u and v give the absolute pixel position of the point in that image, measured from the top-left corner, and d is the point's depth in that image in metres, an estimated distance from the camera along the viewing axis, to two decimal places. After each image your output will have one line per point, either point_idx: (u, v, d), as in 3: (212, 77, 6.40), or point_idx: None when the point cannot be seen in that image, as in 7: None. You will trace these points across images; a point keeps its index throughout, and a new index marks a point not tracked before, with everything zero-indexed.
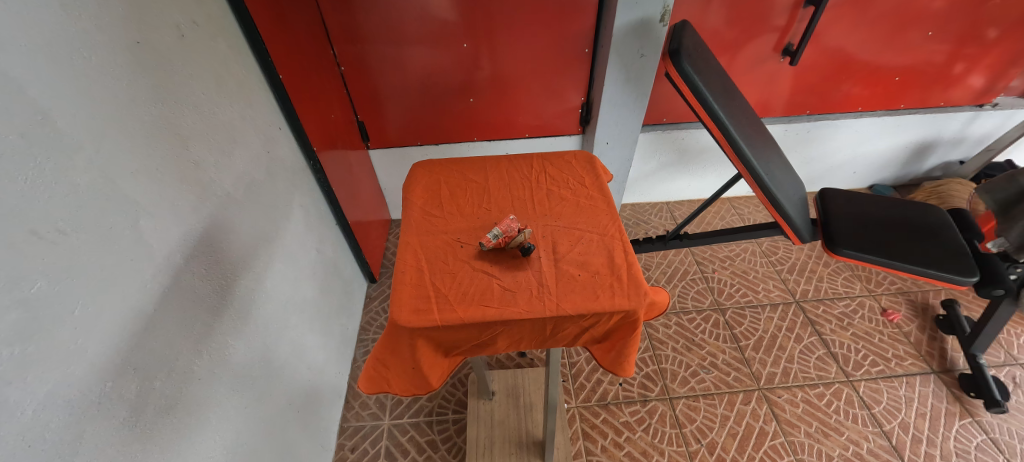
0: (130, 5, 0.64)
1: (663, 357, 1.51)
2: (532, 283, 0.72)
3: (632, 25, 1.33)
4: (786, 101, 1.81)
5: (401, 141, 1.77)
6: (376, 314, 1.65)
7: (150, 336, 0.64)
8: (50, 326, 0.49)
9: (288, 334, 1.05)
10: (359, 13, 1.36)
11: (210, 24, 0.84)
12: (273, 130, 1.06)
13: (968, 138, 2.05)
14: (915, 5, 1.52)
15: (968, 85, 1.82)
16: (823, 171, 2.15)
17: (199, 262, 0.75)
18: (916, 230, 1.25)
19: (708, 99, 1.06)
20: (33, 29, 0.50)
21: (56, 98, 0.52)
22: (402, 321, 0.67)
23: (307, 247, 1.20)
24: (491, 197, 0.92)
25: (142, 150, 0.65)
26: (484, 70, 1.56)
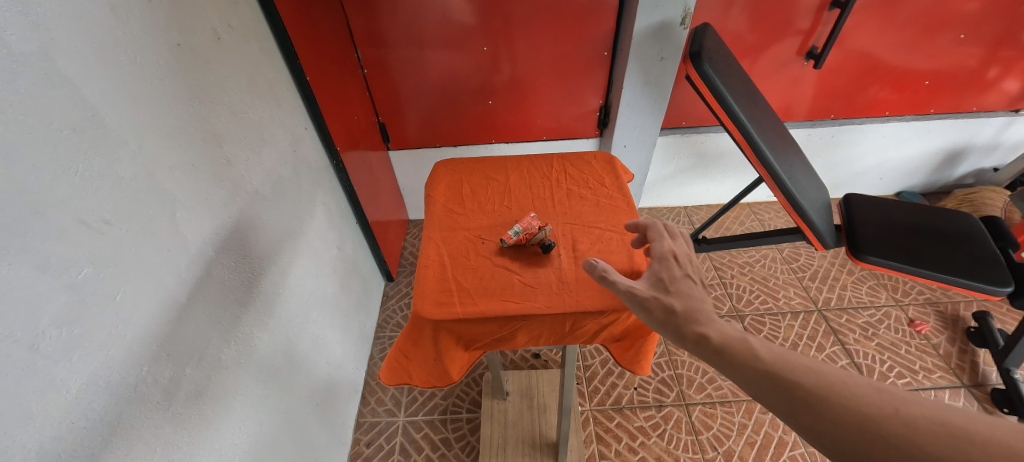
0: (172, 9, 0.68)
1: (679, 363, 1.49)
2: (552, 279, 0.73)
3: (652, 28, 1.33)
4: (809, 106, 1.78)
5: (420, 142, 1.80)
6: (393, 312, 1.68)
7: (182, 324, 0.66)
8: (94, 310, 0.52)
9: (309, 328, 1.08)
10: (382, 17, 1.39)
11: (244, 27, 0.87)
12: (300, 130, 1.09)
13: (1002, 145, 1.98)
14: (946, 7, 1.48)
15: (1004, 90, 1.76)
16: (848, 177, 2.09)
17: (229, 255, 0.78)
18: (946, 238, 1.21)
19: (729, 102, 1.05)
20: (85, 31, 0.53)
21: (104, 98, 0.55)
22: (425, 313, 0.68)
23: (329, 244, 1.23)
24: (512, 195, 0.93)
25: (180, 146, 0.68)
26: (503, 73, 1.58)
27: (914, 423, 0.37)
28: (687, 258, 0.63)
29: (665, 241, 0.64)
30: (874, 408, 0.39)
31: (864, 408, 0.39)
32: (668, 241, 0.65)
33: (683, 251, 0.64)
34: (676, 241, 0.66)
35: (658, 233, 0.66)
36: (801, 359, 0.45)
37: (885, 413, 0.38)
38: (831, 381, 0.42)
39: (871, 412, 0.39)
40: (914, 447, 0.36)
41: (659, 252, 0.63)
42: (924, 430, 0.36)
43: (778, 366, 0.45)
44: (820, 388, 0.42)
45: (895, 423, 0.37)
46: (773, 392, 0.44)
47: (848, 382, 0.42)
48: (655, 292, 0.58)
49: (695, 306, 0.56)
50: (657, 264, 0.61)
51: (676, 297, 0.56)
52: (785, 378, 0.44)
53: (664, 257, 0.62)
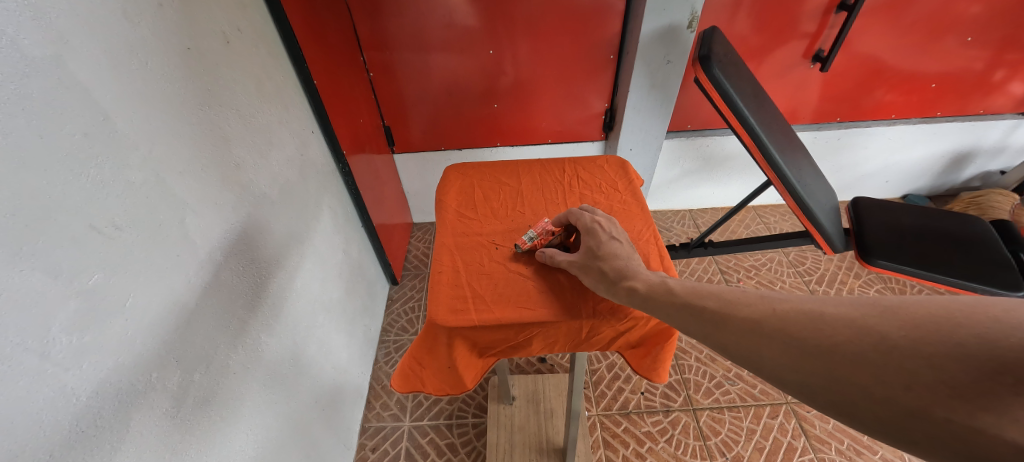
0: (182, 13, 0.68)
1: (686, 367, 1.48)
2: (568, 286, 0.72)
3: (659, 31, 1.32)
4: (815, 109, 1.77)
5: (425, 145, 1.80)
6: (397, 315, 1.68)
7: (191, 330, 0.66)
8: (104, 316, 0.52)
9: (315, 332, 1.07)
10: (388, 21, 1.39)
11: (252, 31, 0.87)
12: (307, 133, 1.09)
13: (1009, 148, 1.97)
14: (953, 10, 1.48)
15: (1011, 93, 1.75)
16: (855, 180, 2.09)
17: (237, 259, 0.77)
18: (957, 242, 1.20)
19: (738, 105, 1.04)
20: (96, 35, 0.53)
21: (116, 102, 0.55)
22: (440, 320, 0.68)
23: (335, 247, 1.23)
24: (525, 200, 0.92)
25: (189, 150, 0.68)
26: (508, 76, 1.58)
27: (859, 314, 0.39)
28: (609, 227, 0.72)
29: (583, 217, 0.74)
30: (825, 315, 0.41)
31: (815, 320, 0.42)
32: (586, 217, 0.74)
33: (603, 223, 0.72)
34: (596, 214, 0.75)
35: (575, 214, 0.76)
36: (758, 303, 0.49)
37: (833, 316, 0.41)
38: (786, 310, 0.45)
39: (823, 320, 0.41)
40: (863, 336, 0.38)
41: (585, 224, 0.73)
42: (870, 317, 0.38)
43: (738, 316, 0.49)
44: (778, 320, 0.45)
45: (842, 323, 0.40)
46: (743, 341, 0.47)
47: (800, 303, 0.45)
48: (591, 268, 0.67)
49: (652, 280, 0.61)
50: (586, 243, 0.70)
51: (609, 269, 0.65)
52: (747, 323, 0.47)
53: (590, 228, 0.72)
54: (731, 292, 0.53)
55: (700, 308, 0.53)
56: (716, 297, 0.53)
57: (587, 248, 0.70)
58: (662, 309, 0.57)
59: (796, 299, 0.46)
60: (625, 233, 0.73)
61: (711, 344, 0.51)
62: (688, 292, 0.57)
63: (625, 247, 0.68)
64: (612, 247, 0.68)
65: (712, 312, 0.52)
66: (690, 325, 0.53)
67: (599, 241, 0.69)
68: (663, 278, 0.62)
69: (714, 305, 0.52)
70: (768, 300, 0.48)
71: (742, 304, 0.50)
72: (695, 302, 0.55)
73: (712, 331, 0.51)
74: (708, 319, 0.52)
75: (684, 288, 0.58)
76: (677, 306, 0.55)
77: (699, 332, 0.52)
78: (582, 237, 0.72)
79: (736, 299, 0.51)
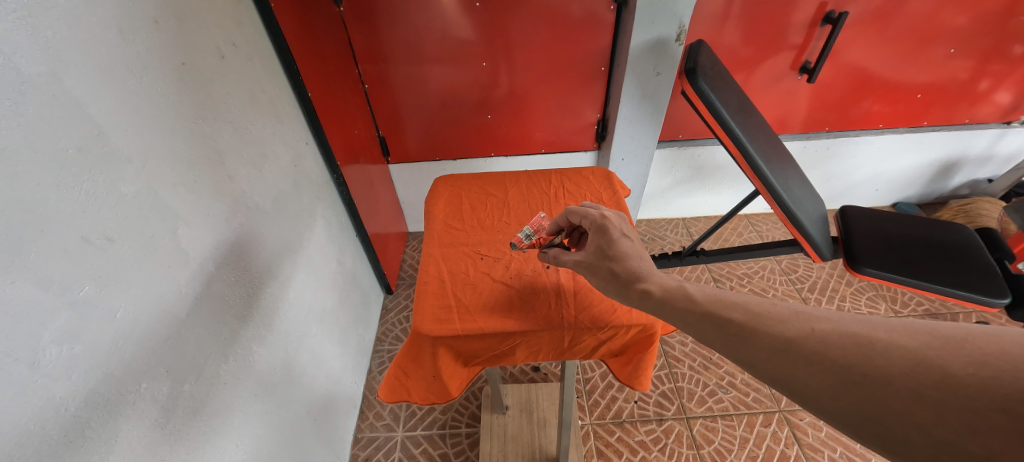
0: (178, 30, 0.69)
1: (679, 375, 1.49)
2: (551, 295, 0.74)
3: (648, 44, 1.35)
4: (804, 118, 1.80)
5: (420, 155, 1.82)
6: (391, 325, 1.68)
7: (182, 340, 0.66)
8: (95, 326, 0.53)
9: (308, 342, 1.07)
10: (383, 34, 1.42)
11: (247, 46, 0.89)
12: (301, 145, 1.11)
13: (995, 156, 2.00)
14: (936, 23, 1.51)
15: (996, 102, 1.78)
16: (844, 188, 2.11)
17: (229, 270, 0.78)
18: (943, 250, 1.22)
19: (724, 116, 1.07)
20: (93, 53, 0.54)
21: (110, 117, 0.56)
22: (425, 329, 0.69)
23: (328, 257, 1.24)
24: (511, 211, 0.94)
25: (183, 163, 0.69)
26: (502, 88, 1.60)
27: (919, 346, 0.36)
28: (619, 224, 0.69)
29: (591, 214, 0.69)
30: (876, 343, 0.38)
31: (864, 346, 0.38)
32: (595, 215, 0.69)
33: (613, 220, 0.68)
34: (603, 210, 0.71)
35: (582, 211, 0.71)
36: (793, 319, 0.45)
37: (888, 344, 0.37)
38: (827, 331, 0.42)
39: (875, 348, 0.38)
40: (925, 371, 0.34)
41: (595, 221, 0.69)
42: (931, 350, 0.35)
43: (769, 332, 0.45)
44: (817, 341, 0.41)
45: (899, 353, 0.36)
46: (774, 359, 0.43)
47: (844, 324, 0.41)
48: (600, 270, 0.64)
49: (669, 285, 0.58)
50: (596, 243, 0.67)
51: (621, 272, 0.62)
52: (780, 340, 0.43)
53: (601, 226, 0.68)
54: (759, 303, 0.49)
55: (725, 319, 0.49)
56: (744, 309, 0.49)
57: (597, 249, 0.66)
58: (683, 317, 0.53)
59: (839, 318, 0.42)
60: (633, 231, 0.70)
61: (733, 358, 0.47)
62: (711, 302, 0.53)
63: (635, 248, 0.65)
64: (623, 248, 0.64)
65: (739, 324, 0.48)
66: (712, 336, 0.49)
67: (610, 241, 0.65)
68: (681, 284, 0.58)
69: (741, 317, 0.48)
70: (803, 317, 0.44)
71: (773, 320, 0.46)
72: (719, 312, 0.51)
73: (737, 345, 0.47)
74: (733, 331, 0.48)
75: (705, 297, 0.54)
76: (698, 316, 0.52)
77: (722, 345, 0.48)
78: (591, 235, 0.68)
79: (766, 313, 0.47)
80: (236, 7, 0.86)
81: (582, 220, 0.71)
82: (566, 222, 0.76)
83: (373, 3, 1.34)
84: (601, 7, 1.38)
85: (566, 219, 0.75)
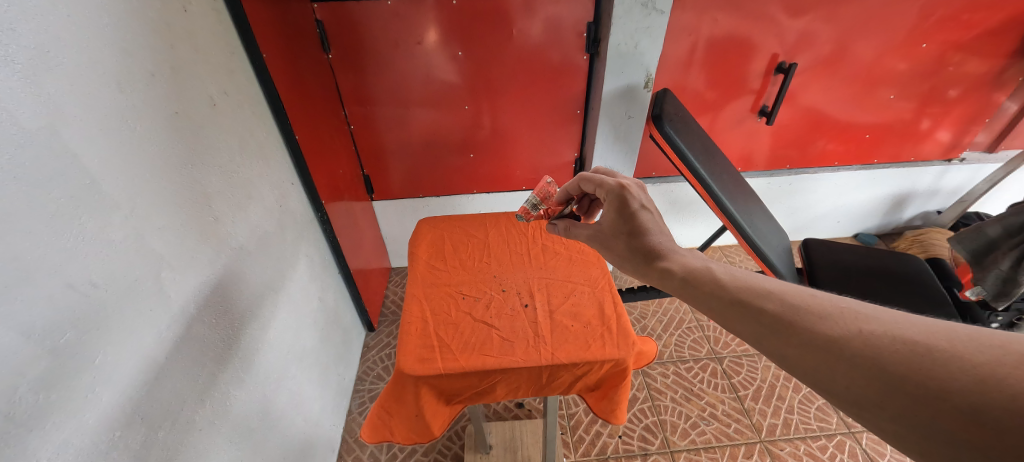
0: (173, 81, 0.73)
1: (662, 408, 1.50)
2: (530, 334, 0.77)
3: (619, 91, 1.46)
4: (767, 156, 1.94)
5: (405, 192, 1.86)
6: (373, 363, 1.65)
7: (159, 386, 0.66)
8: (72, 374, 0.53)
9: (287, 384, 1.05)
10: (370, 79, 1.49)
11: (238, 93, 0.93)
12: (286, 185, 1.13)
13: (942, 190, 2.16)
14: (876, 72, 1.68)
15: (937, 140, 1.95)
16: (808, 221, 2.24)
17: (210, 312, 0.78)
18: (898, 279, 1.30)
19: (690, 159, 1.16)
20: (91, 106, 0.57)
21: (104, 166, 0.58)
22: (408, 368, 0.71)
23: (310, 295, 1.23)
24: (491, 251, 1.00)
25: (170, 208, 0.70)
26: (484, 128, 1.68)
27: (983, 361, 0.38)
28: (638, 196, 0.80)
29: (610, 184, 0.80)
30: (937, 357, 0.40)
31: (920, 355, 0.41)
32: (613, 184, 0.81)
33: (630, 190, 0.80)
34: (623, 181, 0.82)
35: (600, 179, 0.83)
36: (837, 316, 0.48)
37: (947, 356, 0.40)
38: (878, 335, 0.45)
39: (936, 361, 0.40)
40: (990, 389, 0.36)
41: (616, 193, 0.80)
42: (996, 366, 0.37)
43: (811, 328, 0.48)
44: (865, 343, 0.44)
45: (959, 367, 0.39)
46: (817, 356, 0.46)
47: (896, 329, 0.44)
48: (616, 244, 0.77)
49: (689, 265, 0.67)
50: (616, 212, 0.78)
51: (643, 250, 0.73)
52: (824, 337, 0.47)
53: (621, 198, 0.79)
54: (795, 295, 0.53)
55: (760, 308, 0.54)
56: (779, 299, 0.53)
57: (618, 219, 0.78)
58: (709, 299, 0.60)
59: (890, 321, 0.45)
60: (650, 201, 0.80)
61: (769, 350, 0.51)
62: (743, 289, 0.57)
63: (653, 220, 0.76)
64: (642, 220, 0.76)
65: (774, 315, 0.52)
66: (745, 323, 0.54)
67: (630, 213, 0.77)
68: (705, 267, 0.65)
69: (777, 309, 0.52)
70: (848, 316, 0.48)
71: (813, 316, 0.50)
72: (752, 300, 0.55)
73: (775, 338, 0.51)
74: (769, 322, 0.52)
75: (735, 283, 0.59)
76: (724, 300, 0.58)
77: (755, 333, 0.52)
78: (610, 203, 0.80)
79: (805, 307, 0.51)
80: (229, 58, 0.90)
81: (598, 187, 0.83)
82: (579, 189, 0.90)
83: (361, 51, 1.42)
84: (576, 56, 1.49)
85: (581, 185, 0.88)
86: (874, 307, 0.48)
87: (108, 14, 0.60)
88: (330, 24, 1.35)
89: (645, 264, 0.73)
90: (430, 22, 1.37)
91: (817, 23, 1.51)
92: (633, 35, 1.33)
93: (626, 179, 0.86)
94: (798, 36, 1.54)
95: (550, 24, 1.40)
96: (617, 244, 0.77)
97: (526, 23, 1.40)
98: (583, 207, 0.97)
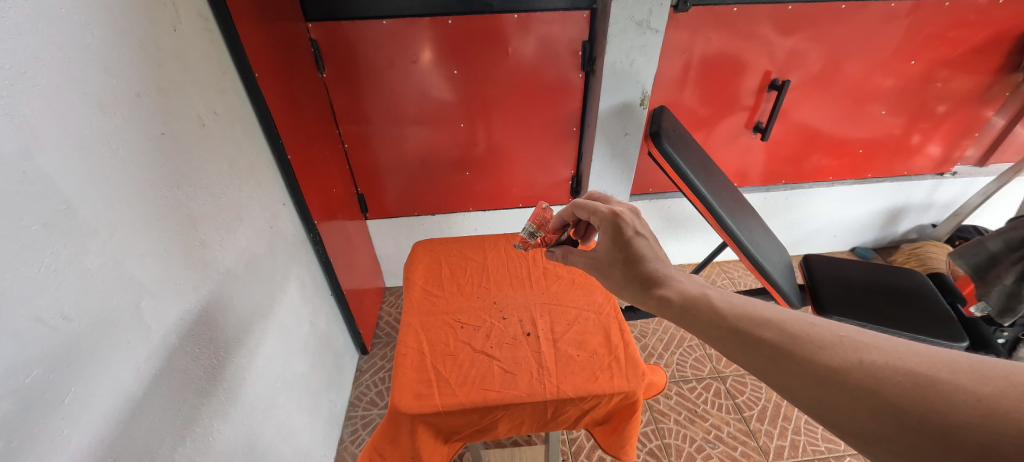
0: (160, 102, 0.71)
1: (666, 431, 1.45)
2: (533, 365, 0.80)
3: (615, 109, 1.47)
4: (762, 171, 1.95)
5: (399, 210, 1.83)
6: (366, 388, 1.60)
7: (136, 424, 0.61)
8: (36, 416, 0.48)
9: (275, 415, 1.00)
10: (365, 98, 1.48)
11: (229, 113, 0.91)
12: (278, 206, 1.10)
13: (935, 204, 2.17)
14: (866, 88, 1.70)
15: (928, 154, 1.97)
16: (804, 236, 2.24)
17: (194, 342, 0.74)
18: (901, 295, 1.29)
19: (688, 176, 1.16)
20: (71, 130, 0.54)
21: (81, 191, 0.55)
22: (404, 406, 0.73)
23: (301, 319, 1.19)
24: (490, 275, 1.04)
25: (153, 233, 0.67)
26: (480, 146, 1.67)
27: (987, 394, 0.36)
28: (631, 221, 0.77)
29: (602, 211, 0.78)
30: (940, 389, 0.38)
31: (922, 387, 0.38)
32: (605, 211, 0.79)
33: (624, 217, 0.77)
34: (615, 207, 0.80)
35: (592, 206, 0.81)
36: (836, 344, 0.45)
37: (951, 388, 0.37)
38: (879, 365, 0.42)
39: (940, 394, 0.38)
40: (996, 424, 0.34)
41: (609, 219, 0.77)
42: (1003, 400, 0.35)
43: (811, 357, 0.46)
44: (865, 374, 0.42)
45: (963, 400, 0.36)
46: (817, 388, 0.44)
47: (898, 359, 0.41)
48: (614, 272, 0.75)
49: (687, 292, 0.65)
50: (611, 239, 0.76)
51: (641, 278, 0.71)
52: (824, 369, 0.44)
53: (615, 225, 0.77)
54: (794, 323, 0.50)
55: (757, 337, 0.51)
56: (778, 328, 0.50)
57: (614, 246, 0.76)
58: (709, 329, 0.57)
59: (890, 351, 0.42)
60: (645, 226, 0.79)
61: (768, 380, 0.49)
62: (740, 317, 0.55)
63: (649, 246, 0.74)
64: (638, 247, 0.74)
65: (774, 344, 0.49)
66: (743, 353, 0.51)
67: (625, 240, 0.75)
68: (703, 293, 0.63)
69: (776, 338, 0.50)
70: (848, 344, 0.45)
71: (812, 344, 0.47)
72: (750, 329, 0.52)
73: (774, 368, 0.48)
74: (768, 352, 0.49)
75: (733, 311, 0.57)
76: (723, 330, 0.55)
77: (755, 364, 0.50)
78: (604, 230, 0.78)
79: (804, 335, 0.48)
80: (220, 78, 0.89)
81: (592, 214, 0.81)
82: (572, 216, 0.89)
83: (356, 70, 1.42)
84: (571, 74, 1.50)
85: (575, 211, 0.86)
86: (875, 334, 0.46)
87: (92, 34, 0.58)
88: (325, 44, 1.35)
89: (644, 292, 0.71)
90: (424, 41, 1.37)
91: (806, 42, 1.54)
92: (628, 54, 1.34)
93: (619, 204, 0.84)
94: (789, 54, 1.57)
95: (545, 43, 1.41)
96: (615, 272, 0.75)
97: (520, 42, 1.40)
98: (580, 231, 0.90)
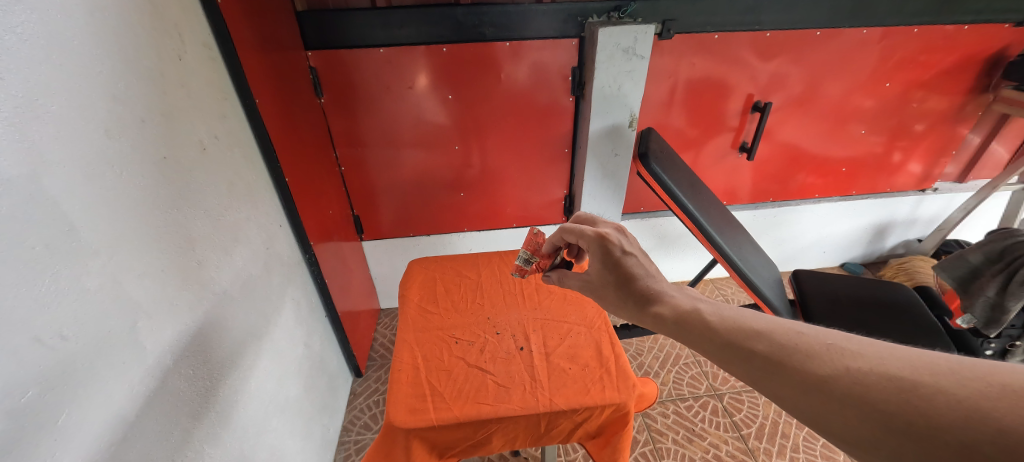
0: (163, 127, 0.73)
1: (664, 451, 1.43)
2: (526, 379, 0.81)
3: (605, 130, 1.52)
4: (751, 189, 2.00)
5: (395, 232, 1.85)
6: (360, 411, 1.57)
7: (128, 446, 0.61)
8: (29, 437, 0.48)
9: (267, 439, 0.99)
10: (362, 122, 1.52)
11: (228, 137, 0.93)
12: (274, 228, 1.11)
13: (919, 219, 2.23)
14: (846, 109, 1.77)
15: (910, 172, 2.04)
16: (794, 252, 2.28)
17: (187, 363, 0.74)
18: (888, 307, 1.31)
19: (677, 194, 1.20)
20: (80, 153, 0.57)
21: (88, 213, 0.57)
22: (399, 421, 0.73)
23: (295, 341, 1.19)
24: (484, 292, 1.05)
25: (151, 254, 0.68)
26: (473, 167, 1.70)
27: (966, 395, 0.37)
28: (619, 241, 0.80)
29: (589, 234, 0.81)
30: (921, 392, 0.39)
31: (905, 391, 0.40)
32: (592, 233, 0.81)
33: (610, 237, 0.80)
34: (599, 229, 0.83)
35: (579, 229, 0.83)
36: (824, 354, 0.47)
37: (933, 391, 0.39)
38: (865, 372, 0.43)
39: (922, 397, 0.39)
40: (978, 424, 0.35)
41: (594, 241, 0.80)
42: (981, 400, 0.36)
43: (800, 367, 0.47)
44: (853, 381, 0.43)
45: (945, 402, 0.38)
46: (809, 398, 0.45)
47: (883, 365, 0.43)
48: (609, 293, 0.77)
49: (679, 308, 0.66)
50: (601, 261, 0.79)
51: (636, 296, 0.73)
52: (814, 378, 0.46)
53: (602, 247, 0.79)
54: (781, 334, 0.52)
55: (749, 349, 0.53)
56: (768, 340, 0.52)
57: (604, 268, 0.78)
58: (703, 345, 0.59)
59: (874, 357, 0.44)
60: (633, 245, 0.81)
61: (764, 391, 0.50)
62: (731, 331, 0.57)
63: (640, 265, 0.77)
64: (628, 267, 0.77)
65: (765, 356, 0.51)
66: (737, 366, 0.53)
67: (614, 260, 0.78)
68: (693, 308, 0.64)
69: (767, 349, 0.51)
70: (834, 353, 0.47)
71: (802, 355, 0.48)
72: (741, 342, 0.54)
73: (767, 379, 0.49)
74: (760, 364, 0.51)
75: (724, 325, 0.59)
76: (717, 344, 0.57)
77: (749, 376, 0.51)
78: (593, 253, 0.80)
79: (792, 345, 0.50)
80: (221, 103, 0.91)
81: (580, 237, 0.83)
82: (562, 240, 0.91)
83: (354, 95, 1.46)
84: (562, 98, 1.55)
85: (564, 235, 0.89)
86: (859, 341, 0.47)
87: (102, 65, 0.61)
88: (324, 71, 1.39)
89: (639, 310, 0.72)
90: (421, 68, 1.43)
91: (787, 66, 1.61)
92: (616, 78, 1.40)
93: (605, 226, 0.87)
94: (770, 78, 1.64)
95: (536, 69, 1.47)
96: (609, 292, 0.77)
97: (513, 68, 1.46)
98: (573, 252, 0.97)
